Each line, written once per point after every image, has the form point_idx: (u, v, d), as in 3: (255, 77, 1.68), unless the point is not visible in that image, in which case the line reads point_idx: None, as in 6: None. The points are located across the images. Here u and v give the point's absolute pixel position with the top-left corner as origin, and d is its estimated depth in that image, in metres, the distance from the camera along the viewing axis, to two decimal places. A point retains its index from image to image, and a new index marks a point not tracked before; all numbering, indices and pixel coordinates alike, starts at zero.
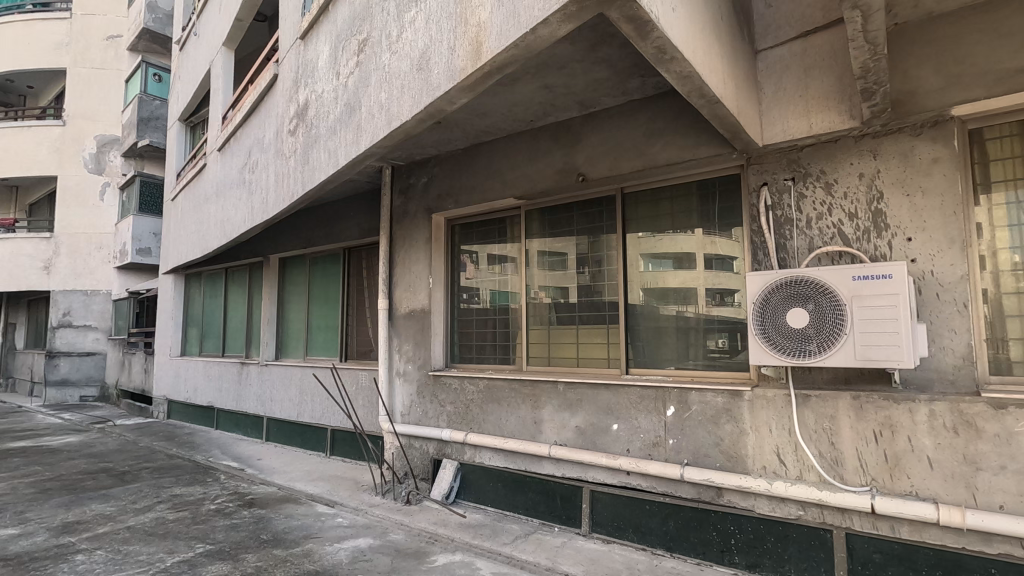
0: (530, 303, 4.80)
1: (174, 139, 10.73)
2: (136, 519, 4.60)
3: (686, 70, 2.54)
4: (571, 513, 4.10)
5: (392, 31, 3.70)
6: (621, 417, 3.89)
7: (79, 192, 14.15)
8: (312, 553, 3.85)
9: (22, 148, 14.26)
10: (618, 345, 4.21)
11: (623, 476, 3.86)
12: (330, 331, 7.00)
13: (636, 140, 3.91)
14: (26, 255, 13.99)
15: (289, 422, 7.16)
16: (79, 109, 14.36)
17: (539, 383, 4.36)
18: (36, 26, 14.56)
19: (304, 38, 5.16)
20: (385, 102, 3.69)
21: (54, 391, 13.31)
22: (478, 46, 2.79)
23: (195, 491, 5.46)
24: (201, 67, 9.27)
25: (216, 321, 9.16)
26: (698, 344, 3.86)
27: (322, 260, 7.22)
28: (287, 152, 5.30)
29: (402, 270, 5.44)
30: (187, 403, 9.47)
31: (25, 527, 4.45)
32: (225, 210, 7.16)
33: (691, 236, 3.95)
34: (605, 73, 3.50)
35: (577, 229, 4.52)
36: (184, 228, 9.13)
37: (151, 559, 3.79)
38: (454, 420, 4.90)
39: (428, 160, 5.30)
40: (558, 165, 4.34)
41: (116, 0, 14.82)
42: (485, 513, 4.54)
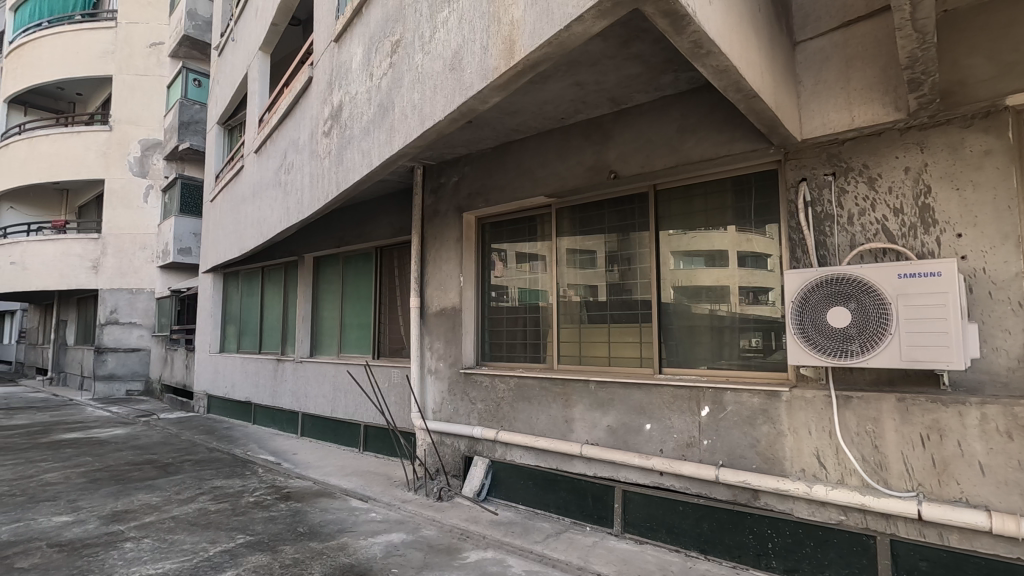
0: (561, 301, 4.79)
1: (213, 142, 11.05)
2: (180, 510, 4.77)
3: (723, 64, 2.49)
4: (602, 513, 4.08)
5: (425, 32, 3.73)
6: (654, 416, 3.84)
7: (125, 195, 14.74)
8: (347, 546, 3.92)
9: (71, 153, 14.91)
10: (651, 344, 4.16)
11: (656, 476, 3.81)
12: (363, 329, 7.12)
13: (669, 137, 3.86)
14: (75, 255, 14.63)
15: (323, 418, 7.31)
16: (124, 115, 14.92)
17: (570, 382, 4.35)
18: (85, 36, 15.20)
19: (338, 40, 5.25)
20: (418, 103, 3.73)
21: (102, 384, 13.84)
22: (511, 45, 2.80)
23: (234, 484, 5.63)
24: (239, 71, 9.50)
25: (252, 318, 9.42)
26: (731, 343, 3.79)
27: (354, 259, 7.34)
28: (321, 153, 5.41)
29: (433, 269, 5.49)
30: (225, 398, 9.75)
31: (78, 515, 4.67)
32: (261, 211, 7.34)
33: (725, 233, 3.87)
34: (638, 69, 3.45)
35: (608, 227, 4.49)
36: (222, 228, 9.39)
37: (195, 548, 3.93)
38: (485, 418, 4.92)
39: (458, 159, 5.32)
40: (589, 163, 4.31)
41: (158, 8, 15.34)
42: (516, 511, 4.55)
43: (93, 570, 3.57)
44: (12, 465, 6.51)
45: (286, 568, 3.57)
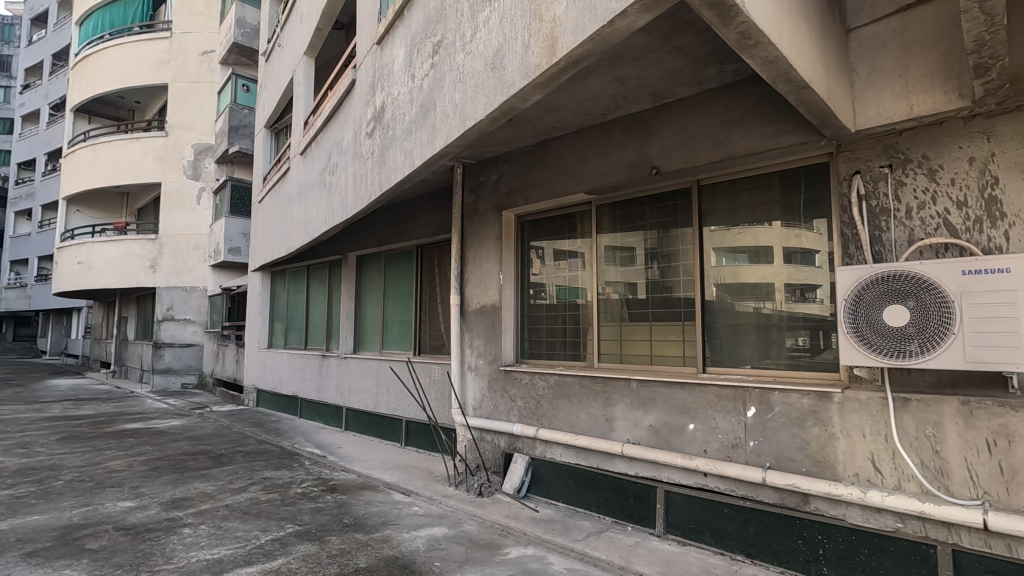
0: (600, 299, 4.75)
1: (261, 145, 11.43)
2: (233, 498, 4.99)
3: (772, 55, 2.42)
4: (644, 513, 4.04)
5: (466, 32, 3.76)
6: (698, 416, 3.76)
7: (180, 197, 15.45)
8: (391, 539, 4.01)
9: (131, 158, 15.73)
10: (694, 343, 4.08)
11: (700, 477, 3.73)
12: (404, 326, 7.24)
13: (713, 130, 3.77)
14: (135, 255, 15.45)
15: (366, 413, 7.49)
16: (179, 121, 15.63)
17: (611, 380, 4.31)
18: (143, 46, 15.98)
19: (381, 43, 5.35)
20: (460, 102, 3.76)
21: (160, 378, 14.56)
22: (553, 42, 2.79)
23: (283, 475, 5.84)
24: (285, 76, 9.80)
25: (299, 315, 9.71)
26: (778, 342, 3.68)
27: (396, 257, 7.47)
28: (364, 154, 5.54)
29: (473, 267, 5.53)
30: (273, 392, 10.11)
31: (141, 501, 4.94)
32: (307, 211, 7.56)
33: (771, 229, 3.77)
34: (681, 62, 3.38)
35: (649, 223, 4.42)
36: (270, 228, 9.73)
37: (248, 535, 4.10)
38: (525, 415, 4.94)
39: (498, 157, 5.34)
40: (630, 159, 4.26)
41: (209, 18, 15.97)
42: (556, 509, 4.55)
43: (155, 553, 3.77)
44: (81, 452, 6.95)
45: (333, 558, 3.68)
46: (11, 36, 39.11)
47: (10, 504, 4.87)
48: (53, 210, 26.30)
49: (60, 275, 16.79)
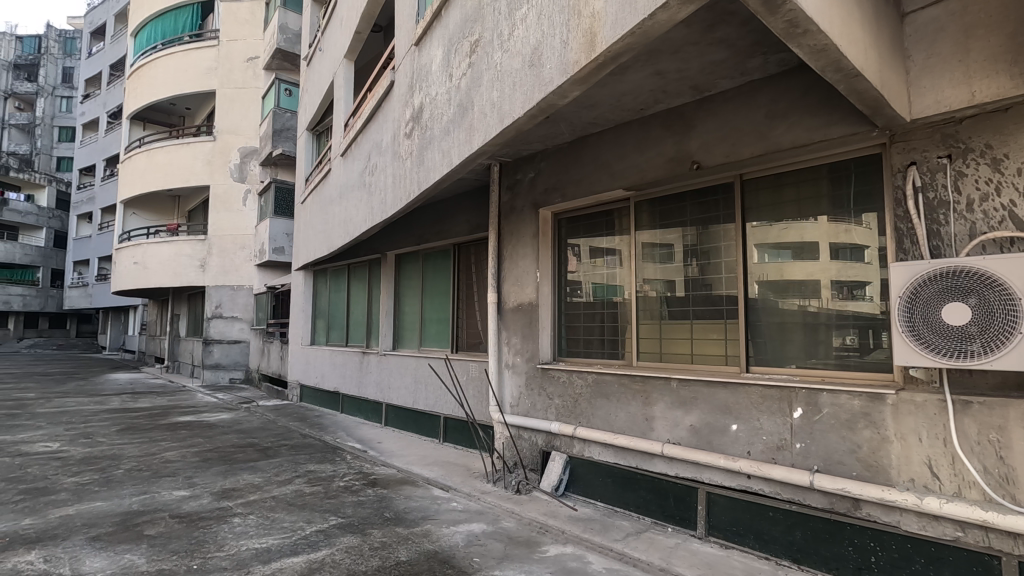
0: (639, 297, 4.69)
1: (303, 147, 11.74)
2: (279, 490, 5.16)
3: (821, 43, 2.33)
4: (685, 514, 3.97)
5: (504, 30, 3.76)
6: (742, 416, 3.67)
7: (227, 199, 16.06)
8: (430, 533, 4.07)
9: (181, 162, 16.42)
10: (737, 342, 3.97)
11: (743, 479, 3.64)
12: (442, 323, 7.32)
13: (757, 122, 3.67)
14: (186, 255, 16.14)
15: (405, 409, 7.62)
16: (226, 126, 16.22)
17: (650, 379, 4.24)
18: (192, 55, 16.66)
19: (419, 44, 5.42)
20: (497, 101, 3.77)
21: (210, 373, 15.11)
22: (592, 38, 2.76)
23: (326, 469, 5.99)
24: (325, 80, 10.02)
25: (340, 313, 9.93)
26: (825, 341, 3.55)
27: (433, 256, 7.55)
28: (403, 154, 5.62)
29: (510, 265, 5.54)
30: (316, 388, 10.39)
31: (194, 490, 5.16)
32: (348, 211, 7.73)
33: (817, 224, 3.64)
34: (723, 55, 3.29)
35: (689, 219, 4.33)
36: (312, 228, 10.00)
37: (294, 526, 4.23)
38: (563, 413, 4.92)
39: (535, 154, 5.33)
40: (670, 154, 4.19)
41: (254, 25, 16.48)
42: (595, 508, 4.51)
43: (208, 541, 3.93)
44: (139, 443, 7.32)
45: (375, 551, 3.76)
46: (72, 49, 41.23)
47: (76, 491, 5.17)
48: (111, 213, 27.70)
49: (118, 274, 17.71)
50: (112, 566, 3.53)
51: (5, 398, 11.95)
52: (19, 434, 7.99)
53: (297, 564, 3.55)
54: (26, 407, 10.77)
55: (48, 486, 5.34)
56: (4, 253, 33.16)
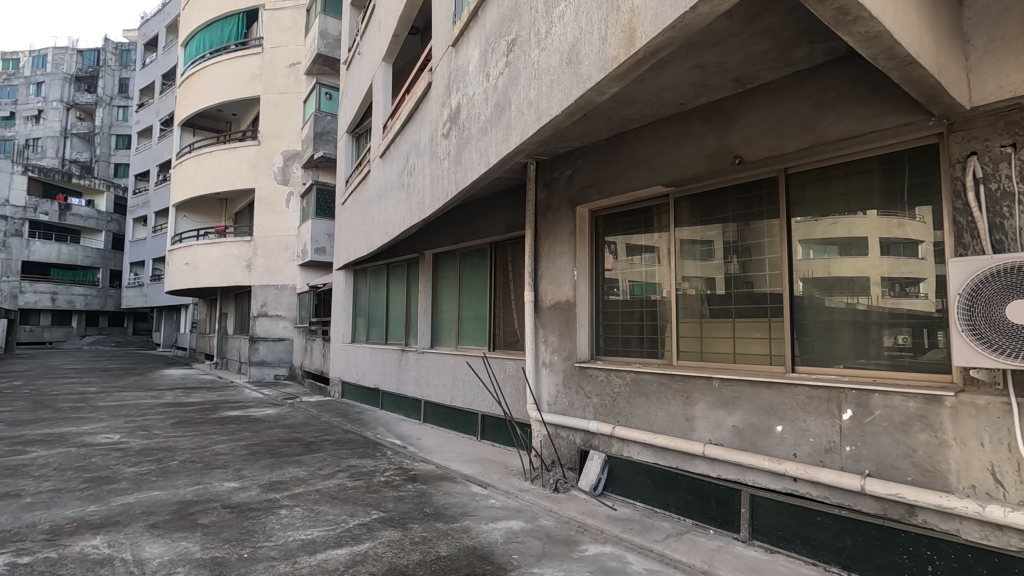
0: (679, 295, 4.61)
1: (343, 150, 12.02)
2: (323, 484, 5.31)
3: (874, 30, 2.24)
4: (728, 517, 3.89)
5: (541, 28, 3.76)
6: (787, 417, 3.56)
7: (271, 201, 16.59)
8: (470, 530, 4.11)
9: (228, 166, 17.05)
10: (782, 340, 3.86)
11: (789, 482, 3.54)
12: (479, 321, 7.38)
13: (803, 114, 3.55)
14: (233, 256, 16.76)
15: (443, 406, 7.71)
16: (270, 130, 16.74)
17: (690, 378, 4.17)
18: (238, 63, 17.28)
19: (456, 45, 5.47)
20: (535, 99, 3.77)
21: (256, 369, 15.68)
22: (632, 33, 2.73)
23: (367, 464, 6.13)
24: (365, 82, 10.22)
25: (379, 311, 10.13)
26: (876, 340, 3.41)
27: (470, 254, 7.60)
28: (441, 154, 5.69)
29: (547, 263, 5.53)
30: (357, 384, 10.64)
31: (243, 482, 5.37)
32: (387, 211, 7.87)
33: (866, 218, 3.51)
34: (767, 45, 3.20)
35: (731, 215, 4.23)
36: (353, 228, 10.23)
37: (338, 519, 4.35)
38: (601, 412, 4.89)
39: (571, 152, 5.29)
40: (710, 149, 4.10)
41: (295, 32, 16.96)
42: (634, 508, 4.47)
43: (257, 531, 4.08)
44: (192, 436, 7.66)
45: (416, 545, 3.83)
46: (128, 61, 43.16)
47: (135, 480, 5.46)
48: (164, 216, 29.03)
49: (171, 275, 18.53)
50: (170, 552, 3.71)
51: (70, 392, 12.69)
52: (83, 425, 8.48)
53: (342, 556, 3.65)
54: (89, 400, 11.41)
55: (110, 475, 5.65)
56: (67, 255, 35.25)
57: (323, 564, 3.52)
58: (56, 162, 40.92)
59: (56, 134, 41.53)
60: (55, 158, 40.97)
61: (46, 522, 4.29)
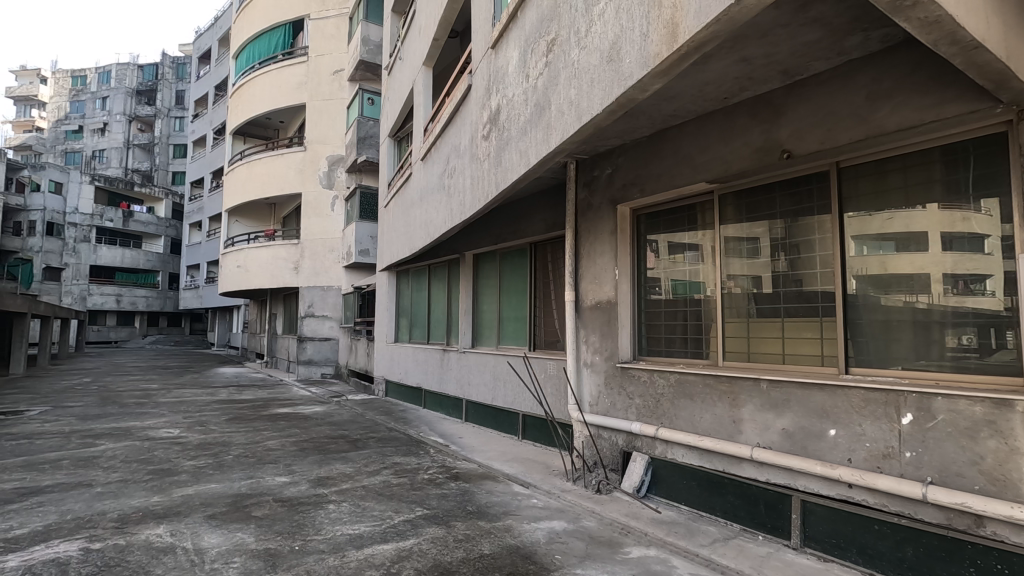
0: (724, 294, 4.50)
1: (385, 153, 12.26)
2: (369, 480, 5.45)
3: (934, 15, 2.12)
4: (777, 522, 3.77)
5: (581, 27, 3.73)
6: (841, 421, 3.42)
7: (317, 205, 17.11)
8: (512, 528, 4.14)
9: (277, 172, 17.68)
10: (835, 341, 3.71)
11: (844, 489, 3.40)
12: (519, 321, 7.40)
13: (856, 105, 3.40)
14: (282, 258, 17.36)
15: (484, 405, 7.78)
16: (315, 136, 17.26)
17: (737, 380, 4.06)
18: (285, 72, 17.89)
19: (495, 47, 5.49)
20: (575, 98, 3.76)
21: (304, 368, 16.22)
22: (674, 29, 2.69)
23: (411, 461, 6.25)
24: (406, 86, 10.40)
25: (421, 312, 10.29)
26: (938, 341, 3.24)
27: (510, 255, 7.64)
28: (481, 155, 5.74)
29: (588, 262, 5.49)
30: (400, 383, 10.85)
31: (294, 477, 5.56)
32: (428, 213, 8.00)
33: (926, 212, 3.34)
34: (817, 35, 3.07)
35: (779, 212, 4.11)
36: (395, 230, 10.43)
37: (383, 515, 4.45)
38: (644, 413, 4.82)
39: (611, 150, 5.23)
40: (757, 143, 3.99)
41: (339, 39, 17.42)
42: (679, 512, 4.39)
43: (307, 524, 4.22)
44: (245, 431, 7.98)
45: (460, 542, 3.88)
46: (184, 74, 45.28)
47: (194, 473, 5.73)
48: (218, 221, 30.33)
49: (224, 277, 19.35)
50: (227, 542, 3.88)
51: (134, 388, 13.43)
52: (147, 420, 8.97)
53: (387, 551, 3.73)
54: (151, 396, 12.06)
55: (171, 467, 5.96)
56: (131, 259, 37.41)
57: (370, 558, 3.61)
58: (120, 172, 43.45)
59: (119, 145, 44.08)
60: (118, 168, 43.52)
61: (115, 510, 4.56)
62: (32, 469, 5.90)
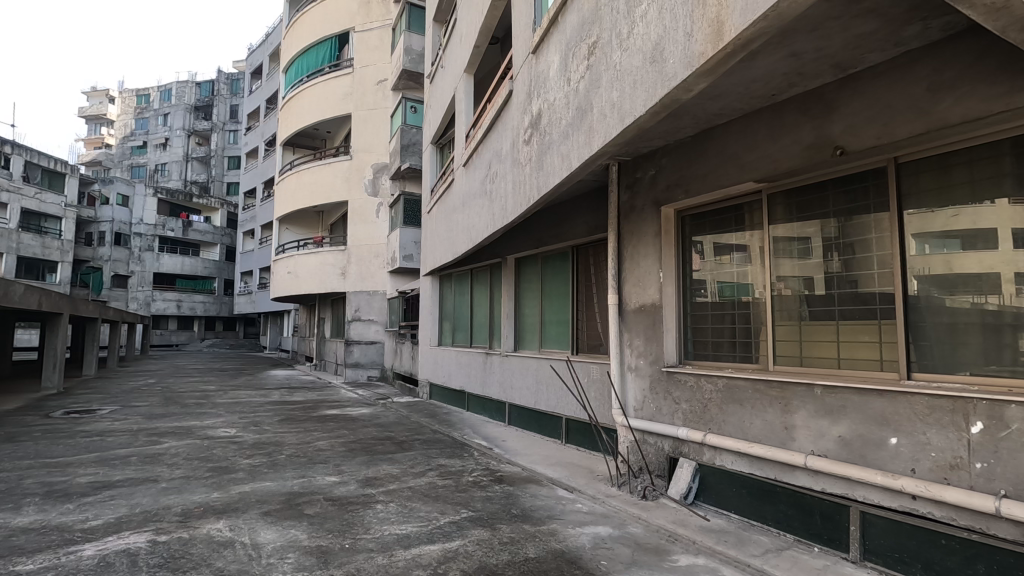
0: (775, 297, 4.37)
1: (428, 160, 12.48)
2: (415, 481, 5.55)
3: (1001, 1, 2.01)
4: (835, 535, 3.62)
5: (623, 29, 3.72)
6: (903, 428, 3.26)
7: (363, 212, 17.58)
8: (557, 533, 4.13)
9: (324, 180, 18.26)
10: (895, 344, 3.55)
11: (907, 500, 3.24)
12: (562, 325, 7.39)
13: (916, 98, 3.25)
14: (329, 264, 17.91)
15: (527, 409, 7.79)
16: (361, 145, 17.74)
17: (789, 385, 3.92)
18: (332, 84, 18.48)
19: (536, 52, 5.51)
20: (617, 101, 3.75)
21: (351, 370, 16.66)
22: (720, 27, 2.65)
23: (456, 463, 6.33)
24: (447, 94, 10.57)
25: (464, 315, 10.40)
26: (1011, 345, 3.04)
27: (552, 259, 7.64)
28: (523, 160, 5.77)
29: (631, 265, 5.43)
30: (443, 386, 10.99)
31: (343, 477, 5.73)
32: (470, 218, 8.09)
33: (994, 208, 3.15)
34: (872, 26, 2.94)
35: (832, 211, 3.96)
36: (438, 236, 10.59)
37: (430, 516, 4.52)
38: (691, 419, 4.72)
39: (654, 151, 5.17)
40: (808, 140, 3.86)
41: (383, 50, 17.86)
42: (728, 520, 4.28)
43: (356, 523, 4.34)
44: (296, 432, 8.26)
45: (505, 545, 3.89)
46: (238, 89, 47.30)
47: (250, 471, 5.98)
48: (269, 229, 31.54)
49: (276, 283, 20.10)
50: (282, 538, 4.03)
51: (194, 390, 14.12)
52: (206, 420, 9.42)
53: (434, 551, 3.79)
54: (209, 397, 12.66)
55: (229, 465, 6.23)
56: (190, 266, 39.42)
57: (417, 558, 3.68)
58: (180, 184, 45.91)
59: (179, 158, 46.51)
60: (179, 180, 46.01)
61: (179, 505, 4.82)
62: (105, 464, 6.29)
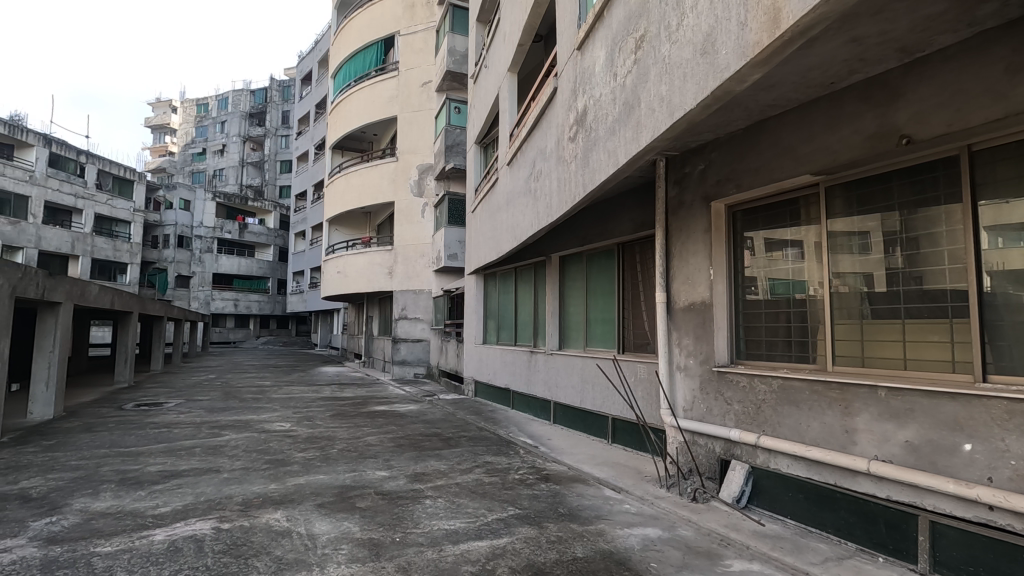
0: (834, 294, 4.18)
1: (472, 160, 12.56)
2: (462, 477, 5.61)
3: None
4: (901, 545, 3.44)
5: (672, 21, 3.64)
6: (978, 435, 3.05)
7: (409, 212, 17.90)
8: (605, 533, 4.09)
9: (371, 182, 18.70)
10: (970, 345, 3.33)
11: (983, 511, 3.04)
12: (607, 323, 7.30)
13: (993, 81, 3.04)
14: (376, 264, 18.33)
15: (573, 408, 7.76)
16: (406, 147, 18.06)
17: (850, 386, 3.74)
18: (378, 87, 18.89)
19: (582, 47, 5.46)
20: (666, 95, 3.67)
21: (398, 368, 17.02)
22: (776, 14, 2.56)
23: (501, 461, 6.36)
24: (491, 94, 10.62)
25: (508, 314, 10.43)
26: None
27: (597, 257, 7.56)
28: (568, 157, 5.73)
29: (679, 262, 5.31)
30: (489, 384, 11.08)
31: (392, 471, 5.86)
32: (515, 217, 8.10)
33: None
34: (943, 6, 2.76)
35: (897, 204, 3.76)
36: (482, 236, 10.66)
37: (477, 512, 4.56)
38: (743, 420, 4.58)
39: (704, 145, 5.03)
40: (870, 129, 3.67)
41: (427, 53, 18.13)
42: (784, 526, 4.13)
43: (406, 517, 4.43)
44: (347, 427, 8.50)
45: (552, 543, 3.89)
46: (289, 95, 48.96)
47: (304, 464, 6.20)
48: (319, 230, 32.57)
49: (326, 282, 20.74)
50: (335, 530, 4.16)
51: (251, 385, 14.76)
52: (262, 414, 9.84)
53: (482, 547, 3.82)
54: (266, 392, 13.21)
55: (285, 458, 6.48)
56: (246, 267, 41.20)
57: (466, 554, 3.72)
58: (237, 189, 48.04)
59: (235, 164, 48.66)
60: (235, 184, 48.16)
61: (240, 494, 5.05)
62: (172, 454, 6.68)
